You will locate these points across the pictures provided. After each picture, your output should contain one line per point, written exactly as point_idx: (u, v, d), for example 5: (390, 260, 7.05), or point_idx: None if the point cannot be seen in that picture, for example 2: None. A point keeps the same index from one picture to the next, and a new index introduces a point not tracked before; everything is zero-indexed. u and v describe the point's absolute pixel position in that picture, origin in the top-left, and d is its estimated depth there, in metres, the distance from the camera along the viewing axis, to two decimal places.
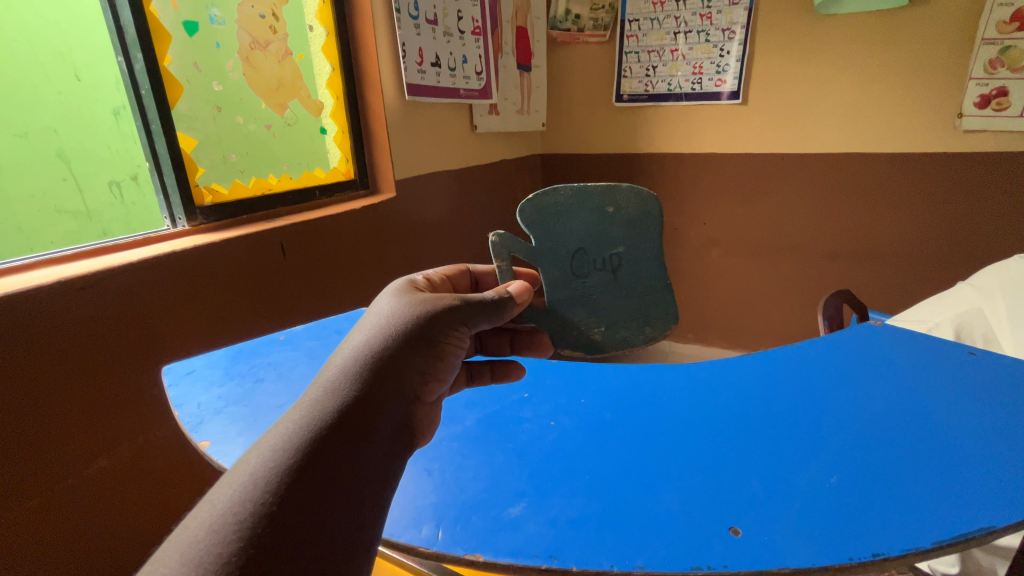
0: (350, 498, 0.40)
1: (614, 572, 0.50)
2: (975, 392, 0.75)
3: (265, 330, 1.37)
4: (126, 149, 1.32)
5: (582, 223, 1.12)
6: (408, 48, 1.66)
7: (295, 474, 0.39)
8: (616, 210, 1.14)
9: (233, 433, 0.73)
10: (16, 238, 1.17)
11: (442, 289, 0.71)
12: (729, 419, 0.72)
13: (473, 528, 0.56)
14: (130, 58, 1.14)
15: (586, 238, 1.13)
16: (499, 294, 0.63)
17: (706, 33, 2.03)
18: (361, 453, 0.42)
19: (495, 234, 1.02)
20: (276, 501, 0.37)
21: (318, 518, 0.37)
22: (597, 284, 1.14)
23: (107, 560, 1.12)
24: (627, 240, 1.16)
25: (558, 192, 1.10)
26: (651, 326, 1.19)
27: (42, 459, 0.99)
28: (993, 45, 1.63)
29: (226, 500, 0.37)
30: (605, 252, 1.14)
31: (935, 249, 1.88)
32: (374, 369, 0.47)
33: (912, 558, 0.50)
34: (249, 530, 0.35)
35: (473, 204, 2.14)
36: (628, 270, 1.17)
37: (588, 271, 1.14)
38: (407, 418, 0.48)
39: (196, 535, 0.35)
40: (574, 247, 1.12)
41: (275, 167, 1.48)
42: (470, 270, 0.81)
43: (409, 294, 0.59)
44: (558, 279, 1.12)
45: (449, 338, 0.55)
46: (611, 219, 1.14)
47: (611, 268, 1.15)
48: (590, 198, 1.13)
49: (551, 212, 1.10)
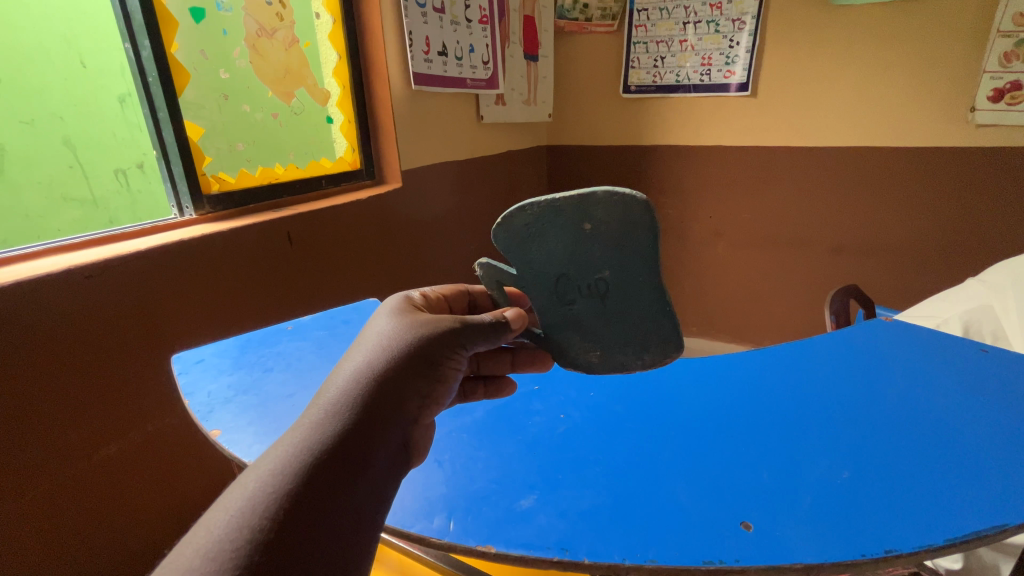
0: (349, 524, 0.40)
1: (627, 565, 0.50)
2: (987, 388, 0.75)
3: (272, 320, 1.38)
4: (132, 137, 1.32)
5: (557, 247, 0.71)
6: (414, 36, 1.64)
7: (291, 500, 0.39)
8: (599, 223, 0.68)
9: (244, 421, 0.73)
10: (23, 225, 1.17)
11: (439, 307, 0.70)
12: (738, 416, 0.72)
13: (484, 518, 0.57)
14: (137, 45, 1.13)
15: (566, 260, 0.72)
16: (496, 318, 0.63)
17: (715, 24, 2.00)
18: (360, 479, 0.43)
19: (484, 263, 0.75)
20: (274, 526, 0.38)
21: (315, 545, 0.38)
22: (590, 315, 0.75)
23: (118, 543, 1.14)
24: (620, 258, 0.70)
25: (518, 213, 0.70)
26: (658, 356, 0.75)
27: (54, 445, 1.01)
28: (1009, 37, 1.59)
29: (224, 524, 0.38)
30: (593, 279, 0.72)
31: (945, 245, 1.86)
32: (373, 394, 0.47)
33: (925, 555, 0.50)
34: (247, 556, 0.36)
35: (478, 195, 2.13)
36: (628, 296, 0.73)
37: (574, 299, 0.74)
38: (406, 441, 0.48)
39: (194, 561, 0.36)
40: (552, 275, 0.73)
41: (281, 157, 1.47)
42: (468, 290, 0.76)
43: (408, 313, 0.59)
44: (540, 309, 0.76)
45: (448, 360, 0.55)
46: (595, 240, 0.69)
47: (606, 297, 0.73)
48: (560, 214, 0.69)
49: (516, 239, 0.72)
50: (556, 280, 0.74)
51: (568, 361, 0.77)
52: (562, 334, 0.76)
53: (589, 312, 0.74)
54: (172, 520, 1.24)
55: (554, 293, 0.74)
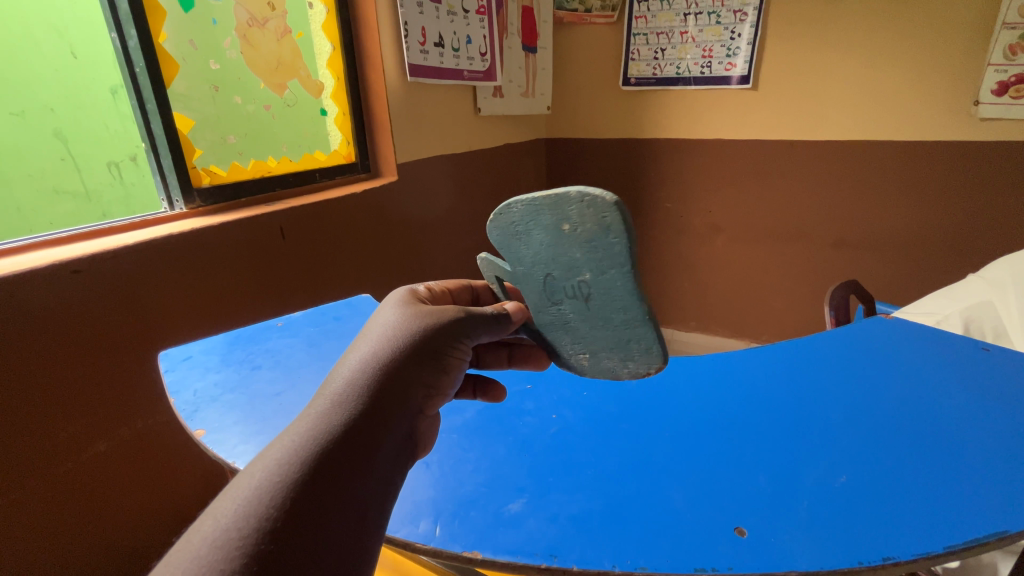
0: (356, 516, 0.39)
1: (615, 572, 0.49)
2: (991, 390, 0.74)
3: (265, 315, 1.36)
4: (125, 129, 1.28)
5: (540, 245, 0.62)
6: (410, 27, 1.62)
7: (299, 491, 0.37)
8: (577, 222, 0.57)
9: (229, 421, 0.72)
10: (15, 218, 1.14)
11: (442, 301, 0.69)
12: (738, 416, 0.70)
13: (471, 523, 0.55)
14: (124, 35, 1.10)
15: (550, 260, 0.63)
16: (497, 311, 0.61)
17: (716, 15, 1.97)
18: (369, 471, 0.41)
19: (486, 259, 0.70)
20: (282, 517, 0.36)
21: (324, 536, 0.37)
22: (577, 320, 0.66)
23: (111, 539, 1.14)
24: (601, 265, 0.59)
25: (502, 213, 0.62)
26: (643, 366, 0.66)
27: (44, 442, 0.99)
28: (1015, 29, 1.57)
29: (230, 514, 0.36)
30: (575, 282, 0.62)
31: (945, 240, 1.85)
32: (380, 384, 0.46)
33: (923, 564, 0.49)
34: (251, 548, 0.34)
35: (475, 188, 2.10)
36: (615, 305, 0.62)
37: (561, 300, 0.66)
38: (412, 433, 0.46)
39: (198, 550, 0.34)
40: (539, 274, 0.65)
41: (275, 149, 1.45)
42: (471, 284, 0.74)
43: (412, 304, 0.57)
44: (532, 307, 0.69)
45: (454, 351, 0.53)
46: (578, 243, 0.59)
47: (590, 304, 0.63)
48: (539, 211, 0.59)
49: (504, 233, 0.64)
50: (543, 281, 0.65)
51: (563, 361, 0.72)
52: (554, 334, 0.70)
53: (574, 317, 0.66)
54: (166, 515, 1.23)
55: (539, 294, 0.67)
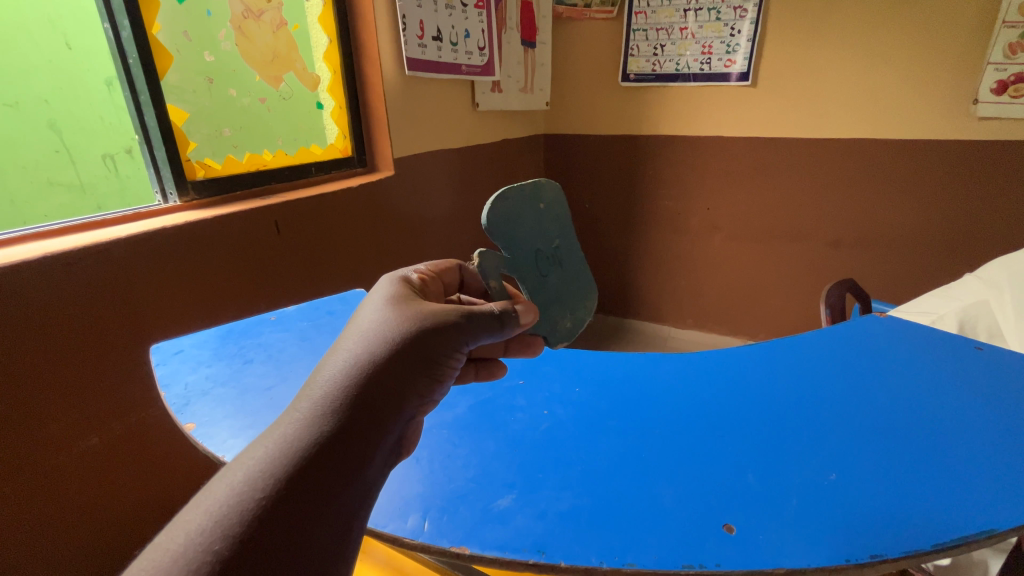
0: (339, 527, 0.39)
1: (603, 568, 0.49)
2: (981, 388, 0.74)
3: (259, 309, 1.36)
4: (120, 121, 1.24)
5: (528, 223, 0.75)
6: (408, 21, 1.61)
7: (282, 502, 0.37)
8: (548, 198, 0.79)
9: (219, 416, 0.72)
10: (8, 210, 1.12)
11: (435, 288, 0.68)
12: (728, 414, 0.70)
13: (459, 518, 0.55)
14: (117, 25, 1.09)
15: (537, 236, 0.76)
16: (500, 309, 0.59)
17: (716, 11, 1.96)
18: (353, 480, 0.41)
19: (484, 254, 0.67)
20: (262, 528, 0.36)
21: (304, 544, 0.37)
22: (561, 285, 0.79)
23: (105, 533, 1.14)
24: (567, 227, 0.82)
25: (495, 202, 0.70)
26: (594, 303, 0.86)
27: (35, 435, 0.99)
28: (1014, 28, 1.57)
29: (201, 524, 0.36)
30: (556, 247, 0.79)
31: (941, 239, 1.86)
32: (368, 388, 0.45)
33: (910, 560, 0.49)
34: (233, 560, 0.34)
35: (473, 184, 2.10)
36: (577, 258, 0.84)
37: (547, 272, 0.77)
38: (400, 438, 0.46)
39: (175, 558, 0.34)
40: (531, 251, 0.75)
41: (270, 142, 1.44)
42: (462, 266, 0.73)
43: (407, 300, 0.56)
44: (529, 289, 0.73)
45: (449, 354, 0.52)
46: (555, 212, 0.80)
47: (566, 264, 0.81)
48: (522, 194, 0.75)
49: (501, 217, 0.71)
50: (534, 257, 0.75)
51: (557, 336, 0.76)
52: (550, 309, 0.76)
53: (558, 282, 0.79)
54: (159, 510, 1.23)
55: (534, 270, 0.75)
